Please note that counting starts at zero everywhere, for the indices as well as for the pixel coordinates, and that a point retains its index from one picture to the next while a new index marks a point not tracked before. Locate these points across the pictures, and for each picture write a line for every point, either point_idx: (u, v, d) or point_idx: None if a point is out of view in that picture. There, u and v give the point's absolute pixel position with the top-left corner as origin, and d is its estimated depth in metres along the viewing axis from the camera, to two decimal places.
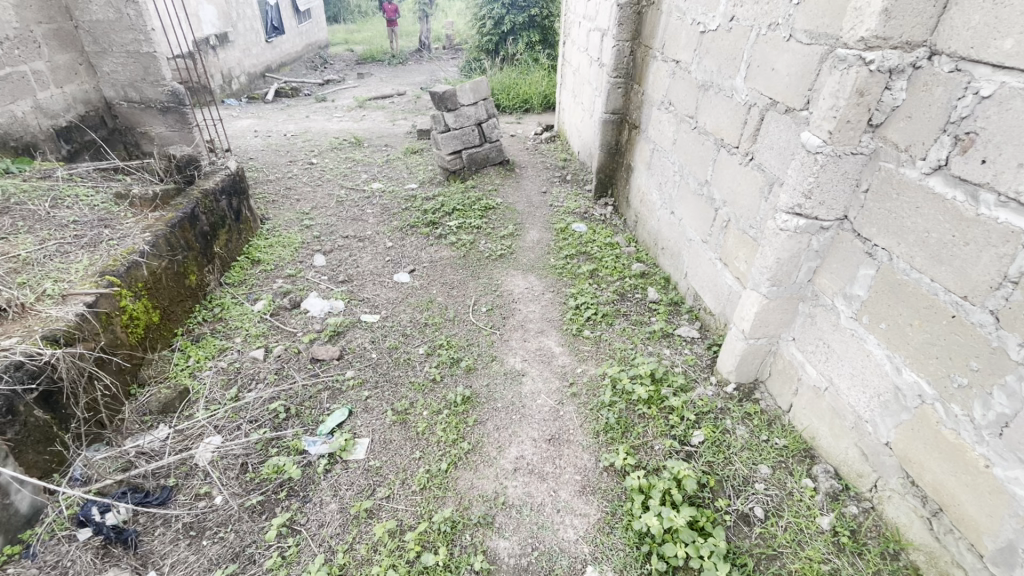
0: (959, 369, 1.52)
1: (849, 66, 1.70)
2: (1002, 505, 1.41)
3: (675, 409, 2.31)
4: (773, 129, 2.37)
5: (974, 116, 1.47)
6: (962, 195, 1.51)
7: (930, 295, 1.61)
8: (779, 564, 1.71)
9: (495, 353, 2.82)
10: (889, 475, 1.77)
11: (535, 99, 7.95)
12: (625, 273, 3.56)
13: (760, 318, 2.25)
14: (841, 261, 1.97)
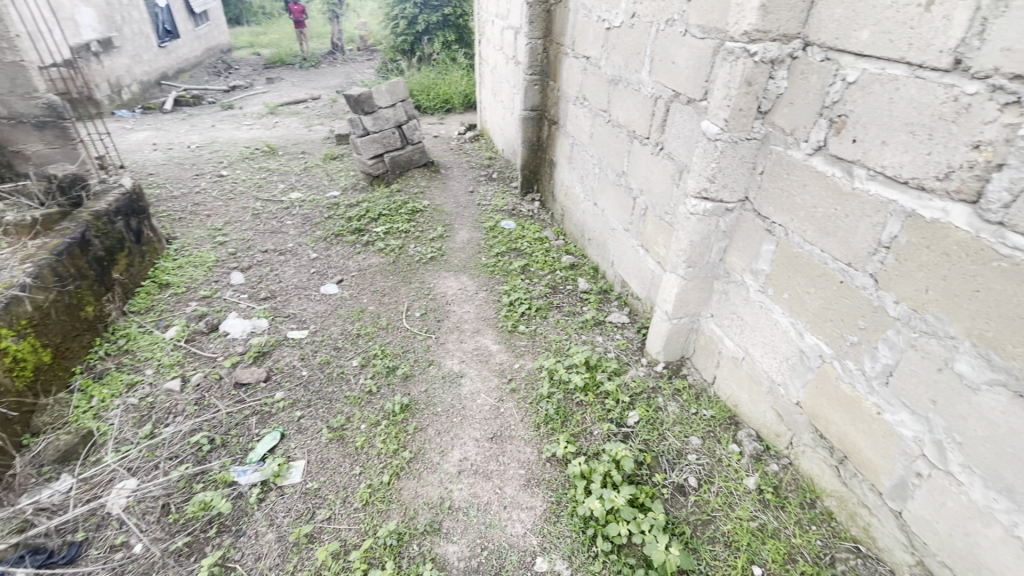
0: (850, 328, 1.69)
1: (736, 58, 1.83)
2: (894, 446, 1.57)
3: (610, 393, 2.39)
4: (678, 120, 2.50)
5: (844, 100, 1.63)
6: (840, 171, 1.67)
7: (821, 265, 1.77)
8: (714, 527, 1.81)
9: (432, 357, 2.79)
10: (801, 432, 1.93)
11: (455, 99, 7.91)
12: (555, 266, 3.63)
13: (681, 298, 2.38)
14: (746, 240, 2.12)
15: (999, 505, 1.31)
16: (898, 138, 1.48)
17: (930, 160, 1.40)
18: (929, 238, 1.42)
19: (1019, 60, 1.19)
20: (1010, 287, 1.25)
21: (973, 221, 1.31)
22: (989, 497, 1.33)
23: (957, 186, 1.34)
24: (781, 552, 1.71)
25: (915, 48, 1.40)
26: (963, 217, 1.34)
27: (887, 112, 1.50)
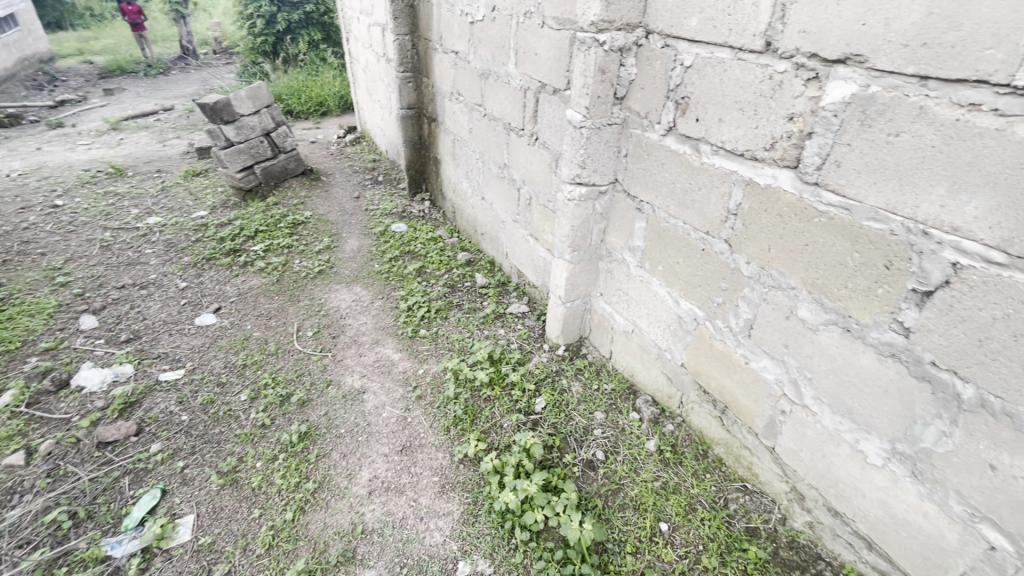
0: (715, 290, 1.85)
1: (588, 47, 1.92)
2: (762, 390, 1.76)
3: (516, 384, 2.42)
4: (548, 110, 2.57)
5: (685, 83, 1.77)
6: (690, 149, 1.81)
7: (685, 236, 1.92)
8: (623, 494, 1.91)
9: (330, 377, 2.63)
10: (688, 390, 2.10)
11: (330, 101, 7.51)
12: (451, 265, 3.59)
13: (571, 282, 2.46)
14: (621, 219, 2.25)
15: (845, 427, 1.51)
16: (731, 115, 1.63)
17: (758, 133, 1.56)
18: (766, 203, 1.59)
19: (814, 39, 1.35)
20: (830, 239, 1.43)
21: (797, 184, 1.49)
22: (837, 422, 1.53)
23: (781, 155, 1.51)
24: (682, 505, 1.84)
25: (735, 33, 1.55)
26: (789, 181, 1.51)
27: (719, 92, 1.65)
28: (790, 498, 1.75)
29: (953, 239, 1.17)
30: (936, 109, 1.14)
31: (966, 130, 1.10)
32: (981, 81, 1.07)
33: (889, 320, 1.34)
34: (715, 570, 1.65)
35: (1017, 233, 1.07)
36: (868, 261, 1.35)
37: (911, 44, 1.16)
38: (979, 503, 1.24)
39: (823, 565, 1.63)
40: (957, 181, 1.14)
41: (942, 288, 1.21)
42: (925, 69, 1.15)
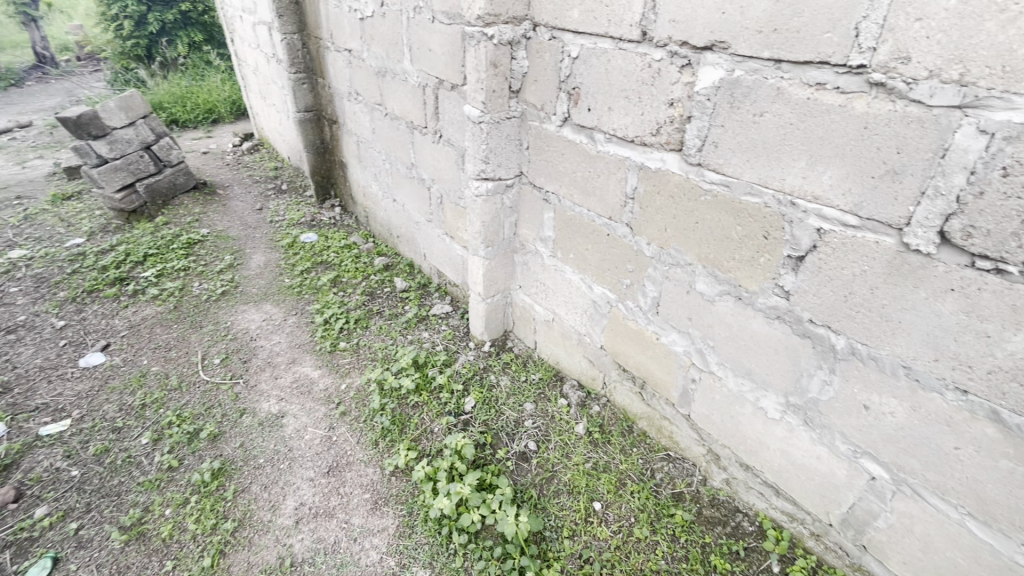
0: (623, 273, 1.93)
1: (478, 41, 1.91)
2: (673, 362, 1.86)
3: (443, 386, 2.38)
4: (448, 106, 2.53)
5: (574, 74, 1.81)
6: (586, 138, 1.86)
7: (591, 222, 1.98)
8: (556, 481, 1.94)
9: (244, 406, 2.45)
10: (609, 371, 2.17)
11: (220, 107, 6.96)
12: (368, 272, 3.47)
13: (489, 277, 2.46)
14: (530, 211, 2.27)
15: (746, 388, 1.64)
16: (619, 103, 1.69)
17: (645, 119, 1.63)
18: (658, 185, 1.67)
19: (682, 28, 1.43)
20: (716, 215, 1.52)
21: (683, 165, 1.57)
22: (739, 383, 1.65)
23: (667, 139, 1.58)
24: (613, 482, 1.91)
25: (614, 24, 1.60)
26: (676, 164, 1.59)
27: (606, 81, 1.70)
28: (708, 459, 1.87)
29: (815, 208, 1.29)
30: (791, 89, 1.25)
31: (816, 107, 1.21)
32: (823, 62, 1.18)
33: (772, 286, 1.45)
34: (647, 539, 1.72)
35: (864, 197, 1.19)
36: (750, 234, 1.46)
37: (764, 31, 1.26)
38: (859, 440, 1.39)
39: (741, 516, 1.76)
40: (813, 154, 1.25)
41: (811, 252, 1.33)
42: (778, 53, 1.25)
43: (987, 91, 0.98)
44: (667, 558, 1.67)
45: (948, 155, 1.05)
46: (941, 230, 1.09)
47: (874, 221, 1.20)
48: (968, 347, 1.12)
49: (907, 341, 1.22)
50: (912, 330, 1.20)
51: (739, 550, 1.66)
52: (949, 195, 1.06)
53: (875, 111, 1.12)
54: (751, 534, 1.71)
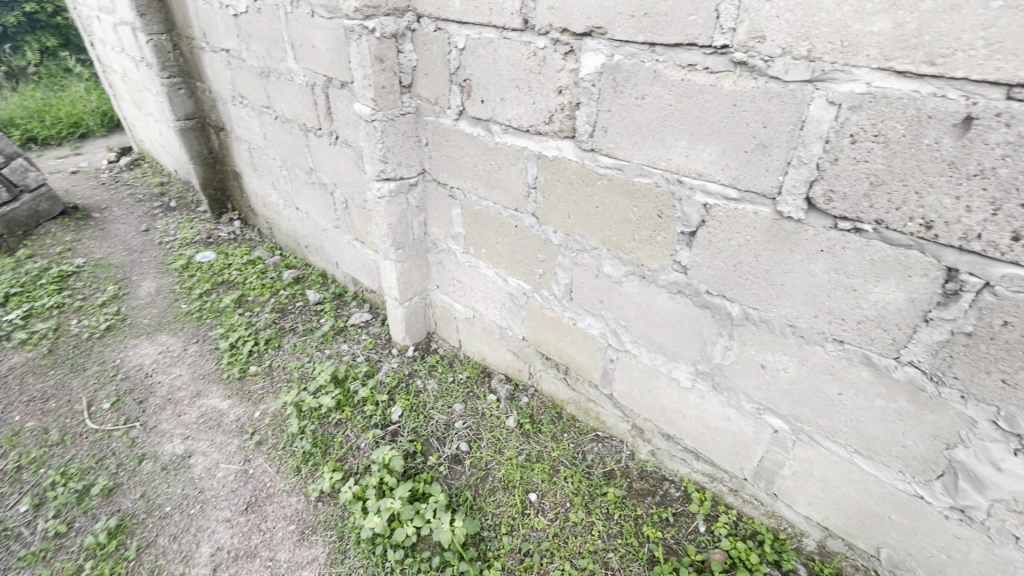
0: (535, 263, 1.93)
1: (359, 36, 1.81)
2: (591, 345, 1.89)
3: (367, 399, 2.28)
4: (340, 105, 2.40)
5: (464, 65, 1.77)
6: (483, 130, 1.84)
7: (498, 215, 1.96)
8: (491, 479, 1.92)
9: (144, 451, 2.20)
10: (533, 361, 2.18)
11: (87, 120, 6.20)
12: (276, 288, 3.24)
13: (403, 280, 2.38)
14: (438, 209, 2.21)
15: (659, 361, 1.70)
16: (510, 93, 1.67)
17: (537, 108, 1.62)
18: (557, 173, 1.67)
19: (561, 15, 1.43)
20: (613, 198, 1.55)
21: (578, 152, 1.58)
22: (653, 358, 1.71)
23: (560, 127, 1.59)
24: (546, 470, 1.92)
25: (496, 13, 1.58)
26: (571, 151, 1.60)
27: (496, 71, 1.68)
28: (633, 434, 1.93)
29: (699, 184, 1.35)
30: (666, 71, 1.28)
31: (690, 87, 1.25)
32: (691, 44, 1.22)
33: (671, 262, 1.51)
34: (583, 521, 1.75)
35: (741, 171, 1.26)
36: (646, 214, 1.50)
37: (636, 16, 1.29)
38: (760, 398, 1.49)
39: (667, 484, 1.83)
40: (693, 133, 1.30)
41: (701, 227, 1.39)
42: (651, 36, 1.28)
43: (831, 64, 1.05)
44: (603, 536, 1.70)
45: (806, 126, 1.12)
46: (807, 197, 1.18)
47: (751, 193, 1.27)
48: (840, 301, 1.22)
49: (790, 302, 1.31)
50: (793, 291, 1.29)
51: (669, 517, 1.73)
52: (811, 164, 1.14)
53: (742, 89, 1.18)
54: (678, 499, 1.78)
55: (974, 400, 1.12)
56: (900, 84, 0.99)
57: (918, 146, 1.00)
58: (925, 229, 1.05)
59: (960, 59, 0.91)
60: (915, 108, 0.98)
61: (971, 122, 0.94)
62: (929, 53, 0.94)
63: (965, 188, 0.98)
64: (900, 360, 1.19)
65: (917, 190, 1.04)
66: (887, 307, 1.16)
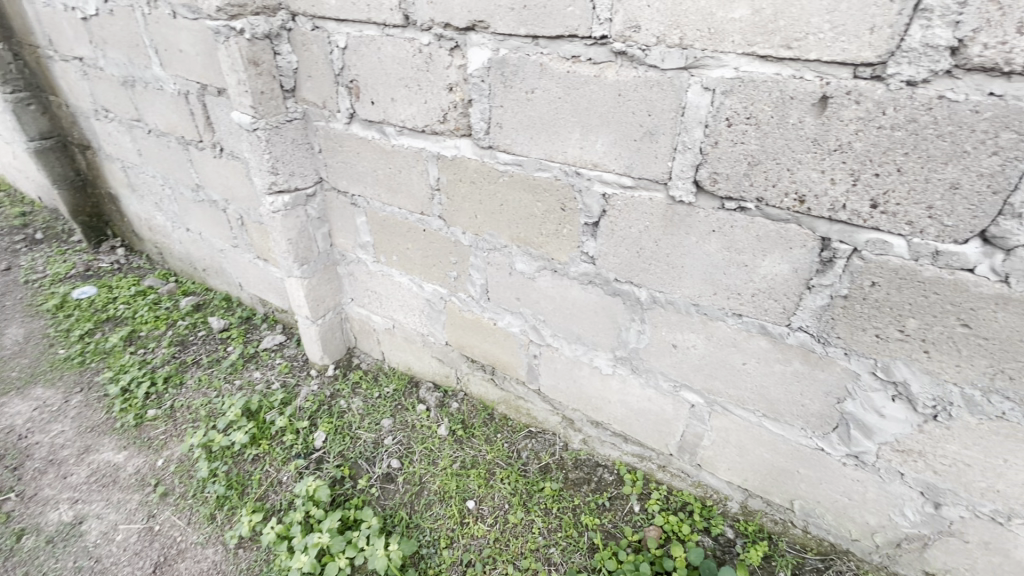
0: (448, 266, 1.87)
1: (226, 38, 1.65)
2: (513, 343, 1.88)
3: (286, 428, 2.13)
4: (219, 114, 2.19)
5: (348, 65, 1.67)
6: (377, 133, 1.75)
7: (405, 220, 1.88)
8: (426, 493, 1.86)
9: (22, 525, 1.91)
10: (459, 365, 2.13)
11: None
12: (173, 319, 2.94)
13: (313, 297, 2.24)
14: (341, 218, 2.09)
15: (580, 351, 1.71)
16: (400, 93, 1.60)
17: (429, 107, 1.56)
18: (458, 173, 1.63)
19: (441, 9, 1.38)
20: (517, 194, 1.53)
21: (476, 150, 1.55)
22: (573, 349, 1.73)
23: (455, 125, 1.54)
24: (482, 475, 1.88)
25: (374, 9, 1.50)
26: (470, 149, 1.56)
27: (382, 70, 1.60)
28: (564, 425, 1.94)
29: (596, 174, 1.36)
30: (551, 64, 1.27)
31: (576, 79, 1.25)
32: (572, 36, 1.22)
33: (579, 254, 1.52)
34: (522, 521, 1.74)
35: (633, 159, 1.28)
36: (550, 208, 1.49)
37: (516, 8, 1.26)
38: (676, 376, 1.54)
39: (601, 469, 1.86)
40: (584, 125, 1.30)
41: (603, 216, 1.41)
42: (532, 29, 1.26)
43: (702, 51, 1.08)
44: (544, 533, 1.70)
45: (686, 112, 1.15)
46: (694, 180, 1.22)
47: (645, 180, 1.29)
48: (735, 277, 1.28)
49: (691, 282, 1.36)
50: (693, 272, 1.34)
51: (605, 502, 1.76)
52: (694, 148, 1.18)
53: (624, 78, 1.19)
54: (612, 483, 1.82)
55: (855, 356, 1.21)
56: (764, 68, 1.04)
57: (785, 126, 1.06)
58: (799, 204, 1.12)
59: (812, 43, 0.96)
60: (779, 90, 1.03)
61: (827, 101, 1.00)
62: (785, 37, 0.98)
63: (828, 163, 1.05)
64: (791, 326, 1.26)
65: (788, 167, 1.09)
66: (776, 278, 1.22)
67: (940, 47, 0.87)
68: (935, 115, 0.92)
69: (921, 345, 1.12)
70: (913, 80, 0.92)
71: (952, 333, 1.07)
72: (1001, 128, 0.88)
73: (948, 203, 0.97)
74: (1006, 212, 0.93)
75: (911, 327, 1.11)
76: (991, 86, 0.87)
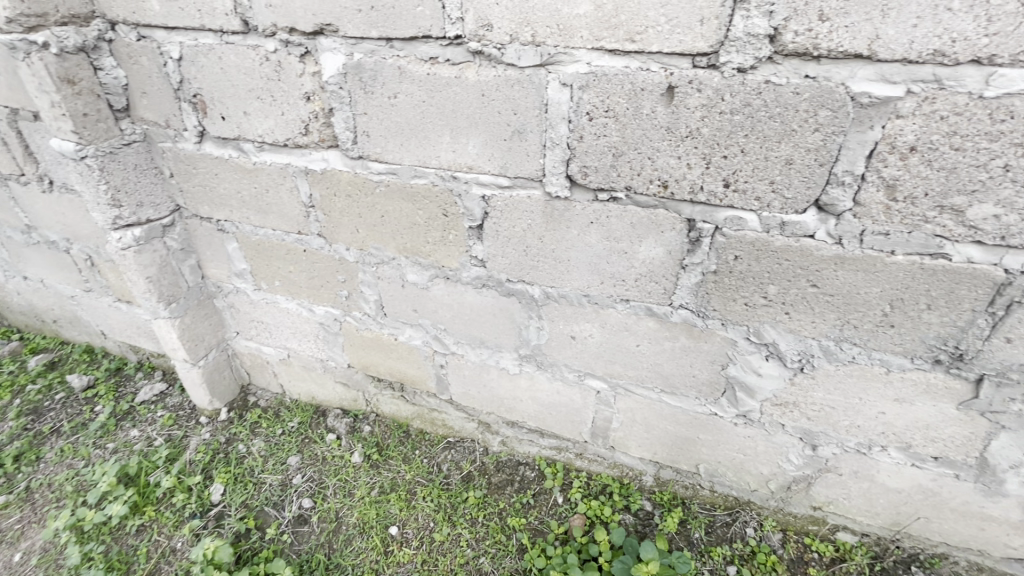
0: (337, 285, 1.76)
1: (26, 53, 1.40)
2: (418, 355, 1.81)
3: (175, 488, 1.90)
4: (38, 141, 1.87)
5: (187, 78, 1.49)
6: (234, 150, 1.59)
7: (282, 242, 1.74)
8: (344, 528, 1.75)
9: None
10: (366, 386, 2.03)
11: None
12: (19, 384, 2.51)
13: (190, 336, 2.01)
14: (210, 247, 1.89)
15: (486, 355, 1.69)
16: (252, 105, 1.46)
17: (288, 120, 1.44)
18: (331, 186, 1.52)
19: (283, 13, 1.27)
20: (396, 204, 1.47)
21: (347, 161, 1.45)
22: (479, 353, 1.70)
23: (319, 137, 1.44)
24: (403, 497, 1.81)
25: (206, 14, 1.34)
26: (340, 160, 1.47)
27: (227, 82, 1.44)
28: (482, 430, 1.92)
29: (473, 177, 1.33)
30: (410, 67, 1.22)
31: (438, 81, 1.21)
32: (426, 36, 1.17)
33: (469, 258, 1.49)
34: (449, 537, 1.69)
35: (506, 159, 1.26)
36: (432, 215, 1.44)
37: (363, 10, 1.19)
38: (579, 365, 1.57)
39: (523, 468, 1.87)
40: (453, 127, 1.26)
41: (486, 219, 1.38)
42: (384, 31, 1.20)
43: (554, 48, 1.09)
44: (472, 544, 1.67)
45: (550, 109, 1.16)
46: (567, 175, 1.23)
47: (521, 179, 1.29)
48: (618, 265, 1.32)
49: (579, 275, 1.38)
50: (579, 264, 1.36)
51: (530, 500, 1.77)
52: (562, 144, 1.19)
53: (485, 78, 1.17)
54: (535, 479, 1.83)
55: (731, 324, 1.30)
56: (614, 62, 1.06)
57: (640, 117, 1.10)
58: (663, 189, 1.16)
59: (652, 35, 1.00)
60: (630, 82, 1.06)
61: (673, 90, 1.04)
62: (628, 31, 1.01)
63: (682, 149, 1.10)
64: (674, 305, 1.33)
65: (649, 155, 1.14)
66: (653, 262, 1.28)
67: (760, 36, 0.94)
68: (765, 99, 0.99)
69: (782, 307, 1.22)
70: (743, 67, 0.98)
71: (805, 294, 1.17)
72: (818, 107, 0.96)
73: (786, 177, 1.06)
74: (832, 180, 1.03)
75: (772, 293, 1.21)
76: (806, 70, 0.95)
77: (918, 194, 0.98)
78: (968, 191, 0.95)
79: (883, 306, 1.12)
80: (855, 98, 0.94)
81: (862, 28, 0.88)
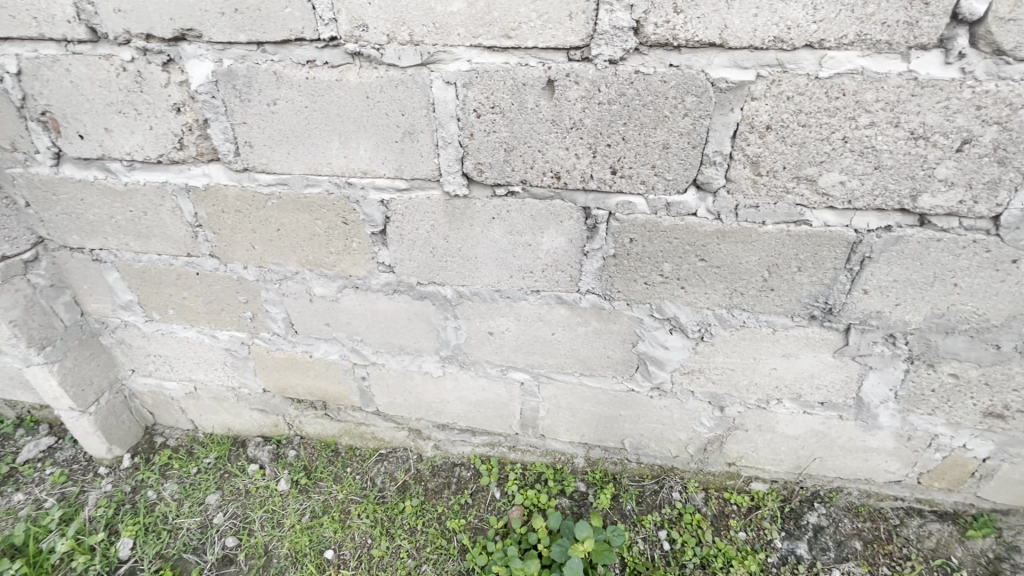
0: (239, 307, 1.65)
1: None
2: (336, 370, 1.74)
3: (75, 550, 1.71)
4: None
5: (31, 94, 1.33)
6: (100, 171, 1.44)
7: (170, 267, 1.60)
8: (275, 562, 1.66)
9: None
10: (286, 409, 1.92)
11: None
12: None
13: (73, 381, 1.80)
14: (86, 279, 1.70)
15: (407, 361, 1.66)
16: (114, 121, 1.32)
17: (157, 134, 1.32)
18: (217, 203, 1.42)
19: (135, 18, 1.16)
20: (291, 216, 1.40)
21: (231, 174, 1.36)
22: (400, 360, 1.67)
23: (196, 151, 1.33)
24: (336, 518, 1.74)
25: (44, 22, 1.20)
26: (223, 174, 1.37)
27: (80, 96, 1.30)
28: (413, 437, 1.89)
29: (368, 181, 1.29)
30: (286, 71, 1.16)
31: (318, 85, 1.16)
32: (299, 39, 1.12)
33: (375, 265, 1.45)
34: (388, 550, 1.65)
35: (400, 162, 1.24)
36: (331, 224, 1.39)
37: (227, 13, 1.12)
38: (500, 360, 1.58)
39: (458, 468, 1.86)
40: (341, 132, 1.22)
41: (387, 223, 1.35)
42: (253, 35, 1.13)
43: (433, 47, 1.08)
44: (412, 554, 1.64)
45: (437, 108, 1.15)
46: (463, 173, 1.23)
47: (417, 180, 1.27)
48: (523, 257, 1.34)
49: (488, 271, 1.39)
50: (486, 260, 1.37)
51: (468, 500, 1.77)
52: (454, 142, 1.19)
53: (367, 80, 1.14)
54: (471, 478, 1.83)
55: (635, 304, 1.37)
56: (493, 58, 1.07)
57: (525, 111, 1.12)
58: (557, 180, 1.20)
59: (526, 31, 1.02)
60: (511, 78, 1.08)
61: (553, 84, 1.07)
62: (503, 28, 1.03)
63: (569, 139, 1.14)
64: (582, 291, 1.37)
65: (539, 148, 1.16)
66: (556, 251, 1.31)
67: (625, 28, 0.99)
68: (637, 88, 1.04)
69: (678, 283, 1.30)
70: (613, 59, 1.03)
71: (696, 268, 1.26)
72: (684, 94, 1.03)
73: (666, 161, 1.12)
74: (705, 161, 1.11)
75: (667, 270, 1.28)
76: (670, 59, 1.01)
77: (778, 168, 1.08)
78: (817, 162, 1.06)
79: (762, 273, 1.23)
80: (714, 84, 1.01)
81: (711, 19, 0.95)
